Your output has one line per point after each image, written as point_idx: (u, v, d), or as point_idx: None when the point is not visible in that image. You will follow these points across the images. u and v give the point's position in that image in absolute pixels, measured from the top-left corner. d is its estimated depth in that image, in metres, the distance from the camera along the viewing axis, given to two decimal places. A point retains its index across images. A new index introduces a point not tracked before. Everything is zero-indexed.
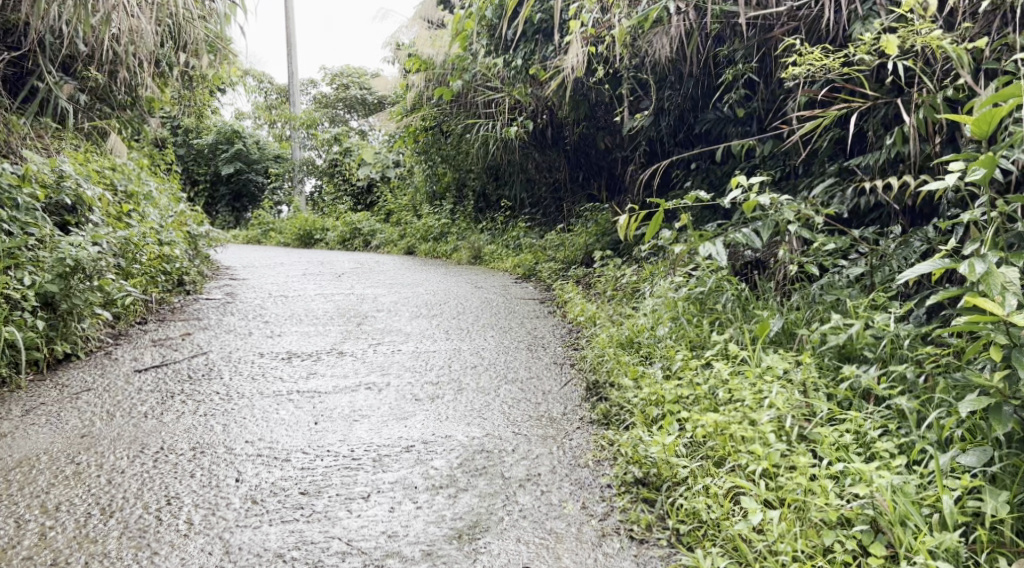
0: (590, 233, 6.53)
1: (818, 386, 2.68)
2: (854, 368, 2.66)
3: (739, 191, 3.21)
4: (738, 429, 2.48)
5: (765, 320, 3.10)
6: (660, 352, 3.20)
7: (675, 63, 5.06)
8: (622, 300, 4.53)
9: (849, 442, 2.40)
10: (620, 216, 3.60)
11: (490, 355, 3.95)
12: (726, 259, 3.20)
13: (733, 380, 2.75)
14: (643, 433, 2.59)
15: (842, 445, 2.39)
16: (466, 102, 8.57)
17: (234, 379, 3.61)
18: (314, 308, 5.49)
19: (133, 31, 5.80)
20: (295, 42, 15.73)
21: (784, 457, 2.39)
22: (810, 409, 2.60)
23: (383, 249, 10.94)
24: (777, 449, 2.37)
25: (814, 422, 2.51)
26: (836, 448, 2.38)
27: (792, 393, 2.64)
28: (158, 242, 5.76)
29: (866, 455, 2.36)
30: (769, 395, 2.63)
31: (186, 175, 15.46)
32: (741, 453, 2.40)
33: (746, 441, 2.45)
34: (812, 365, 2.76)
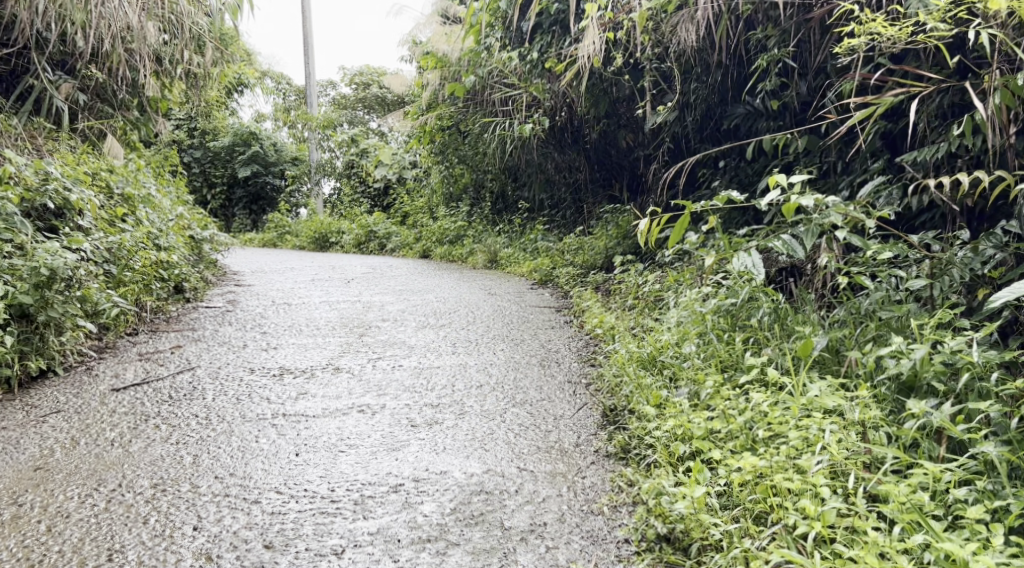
0: (611, 236, 6.18)
1: (879, 425, 2.31)
2: (924, 404, 2.29)
3: (778, 192, 2.78)
4: (782, 479, 2.12)
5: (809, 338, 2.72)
6: (687, 376, 2.83)
7: (702, 53, 4.71)
8: (645, 312, 4.17)
9: (927, 503, 2.01)
10: (640, 221, 3.18)
11: (499, 372, 3.61)
12: (764, 272, 2.79)
13: (775, 414, 2.38)
14: (668, 480, 2.24)
15: (917, 506, 2.01)
16: (482, 99, 8.30)
17: (217, 400, 3.29)
18: (316, 318, 5.17)
19: (131, 25, 5.56)
20: (312, 42, 15.54)
21: (841, 516, 2.03)
22: (873, 456, 2.22)
23: (399, 253, 10.61)
24: (832, 506, 2.01)
25: (874, 473, 2.15)
26: (907, 507, 2.01)
27: (848, 434, 2.27)
28: (155, 248, 5.48)
29: (948, 521, 1.98)
30: (819, 435, 2.27)
31: (203, 177, 15.24)
32: (788, 509, 2.05)
33: (793, 493, 2.09)
34: (870, 400, 2.39)
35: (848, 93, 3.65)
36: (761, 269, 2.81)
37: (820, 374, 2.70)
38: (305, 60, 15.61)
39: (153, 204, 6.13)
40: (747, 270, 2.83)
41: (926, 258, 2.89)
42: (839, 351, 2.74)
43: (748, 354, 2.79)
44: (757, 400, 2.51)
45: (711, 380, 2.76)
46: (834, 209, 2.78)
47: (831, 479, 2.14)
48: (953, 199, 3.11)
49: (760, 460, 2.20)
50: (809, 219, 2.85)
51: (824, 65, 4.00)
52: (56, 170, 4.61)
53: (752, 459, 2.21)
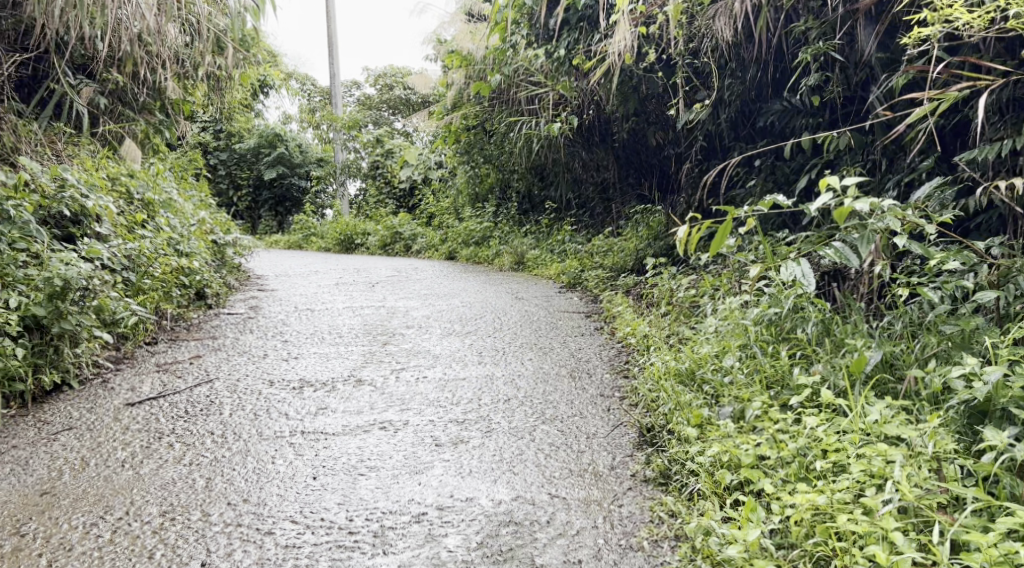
0: (642, 237, 5.99)
1: (953, 458, 2.13)
2: (1003, 435, 2.09)
3: (829, 196, 2.58)
4: (845, 521, 1.97)
5: (862, 352, 2.54)
6: (730, 393, 2.65)
7: (738, 48, 4.52)
8: (680, 321, 3.98)
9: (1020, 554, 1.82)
10: (678, 229, 2.99)
11: (527, 385, 3.43)
12: (814, 282, 2.60)
13: (831, 441, 2.23)
14: (714, 518, 2.09)
15: (1007, 556, 1.82)
16: (507, 97, 8.14)
17: (233, 416, 3.16)
18: (339, 324, 5.04)
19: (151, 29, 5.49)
20: (336, 43, 15.48)
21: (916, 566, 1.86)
22: (951, 495, 2.04)
23: (424, 254, 10.49)
24: (908, 555, 1.84)
25: (955, 517, 1.97)
26: (996, 559, 1.82)
27: (920, 470, 2.09)
28: (176, 254, 5.39)
29: None
30: (882, 469, 2.10)
31: (229, 180, 15.24)
32: (856, 558, 1.89)
33: (858, 537, 1.94)
34: (942, 429, 2.20)
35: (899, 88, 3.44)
36: (811, 279, 2.63)
37: (875, 392, 2.51)
38: (329, 61, 15.55)
39: (175, 209, 6.05)
40: (795, 279, 2.64)
41: (989, 266, 2.70)
42: (896, 368, 2.55)
43: (797, 370, 2.60)
44: (809, 423, 2.34)
45: (756, 398, 2.58)
46: (890, 213, 2.58)
47: (902, 521, 1.98)
48: (1015, 200, 2.91)
49: (818, 496, 2.05)
50: (862, 224, 2.65)
51: (869, 58, 3.80)
52: (74, 176, 4.53)
53: (809, 494, 2.06)
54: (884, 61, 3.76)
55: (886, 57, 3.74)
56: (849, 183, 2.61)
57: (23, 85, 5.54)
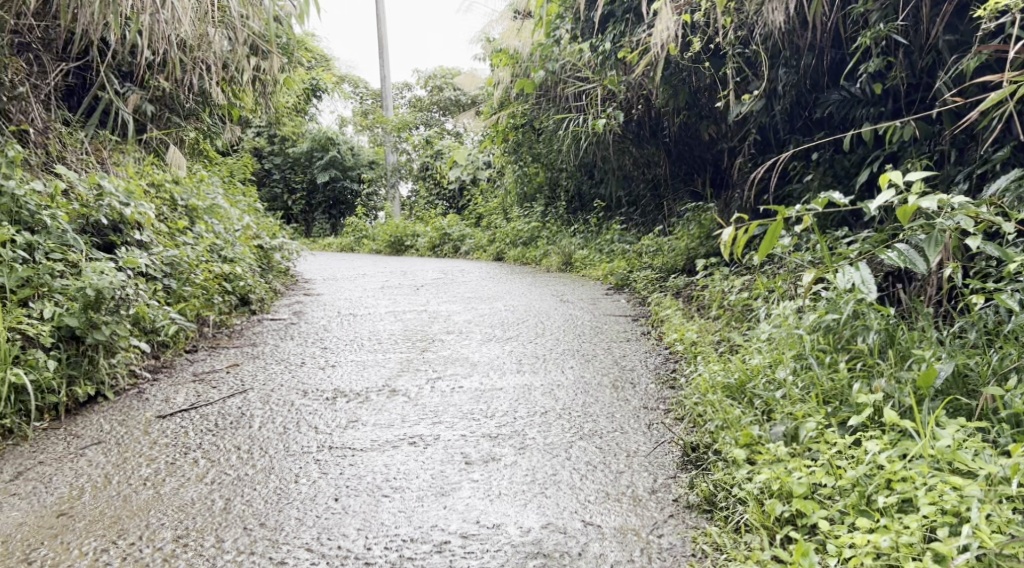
0: (693, 236, 5.76)
1: None
2: None
3: (891, 193, 2.34)
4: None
5: (932, 366, 2.31)
6: (783, 410, 2.44)
7: (793, 35, 4.26)
8: (732, 326, 3.76)
9: None
10: (723, 230, 2.78)
11: (567, 396, 3.26)
12: (876, 289, 2.36)
13: (896, 470, 2.02)
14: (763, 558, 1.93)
15: None
16: (555, 94, 7.97)
17: (263, 430, 3.07)
18: (379, 330, 4.93)
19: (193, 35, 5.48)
20: (386, 45, 15.48)
21: None
22: None
23: (473, 255, 10.37)
24: None
25: None
26: None
27: (999, 508, 1.88)
28: (219, 260, 5.37)
29: None
30: (957, 506, 1.89)
31: (283, 183, 15.40)
32: None
33: None
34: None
35: (970, 71, 3.18)
36: (872, 285, 2.39)
37: (946, 409, 2.28)
38: (380, 63, 15.57)
39: (219, 214, 6.05)
40: (854, 286, 2.41)
41: None
42: (970, 382, 2.32)
43: (858, 386, 2.38)
44: (872, 446, 2.13)
45: (812, 416, 2.36)
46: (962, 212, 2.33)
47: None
48: None
49: (881, 537, 1.86)
50: (930, 223, 2.41)
51: (936, 41, 3.53)
52: (113, 183, 4.52)
53: (870, 534, 1.88)
54: (953, 43, 3.49)
55: (955, 40, 3.47)
56: (912, 178, 2.36)
57: (71, 92, 5.58)
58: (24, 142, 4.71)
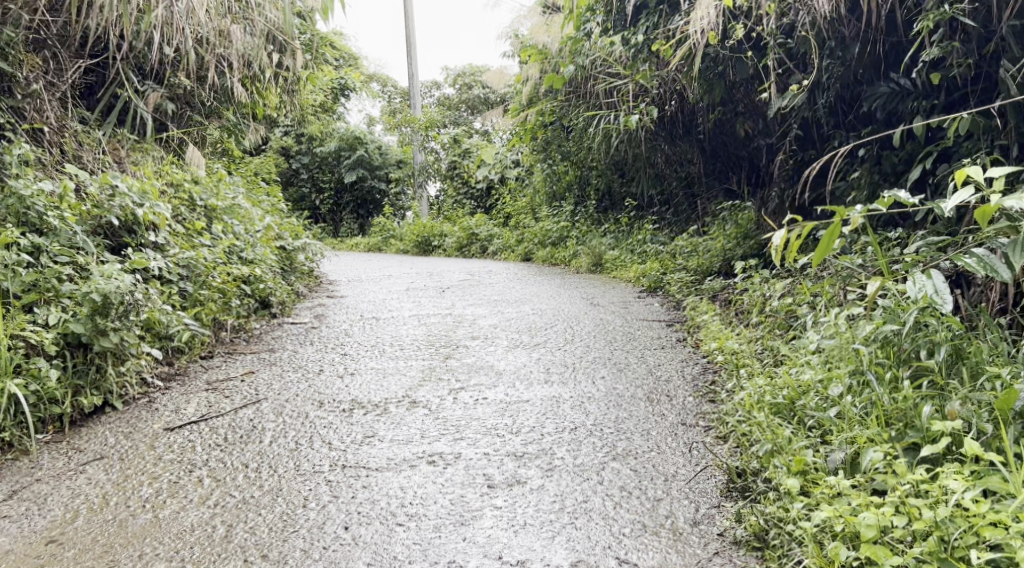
0: (730, 237, 5.50)
1: None
2: None
3: (967, 192, 2.09)
4: None
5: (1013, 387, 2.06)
6: (841, 434, 2.19)
7: (838, 23, 4.01)
8: (775, 334, 3.51)
9: None
10: (773, 233, 2.54)
11: (598, 411, 3.03)
12: (953, 299, 2.11)
13: (981, 511, 1.78)
14: None
15: None
16: (585, 90, 7.74)
17: (273, 445, 2.89)
18: (402, 335, 4.73)
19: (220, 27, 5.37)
20: (414, 43, 15.33)
21: None
22: None
23: (501, 256, 10.15)
24: None
25: None
26: None
27: None
28: (238, 262, 5.22)
29: None
30: None
31: (311, 183, 15.29)
32: None
33: None
34: None
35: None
36: (948, 294, 2.14)
37: None
38: (408, 62, 15.43)
39: (240, 215, 5.92)
40: (927, 295, 2.16)
41: None
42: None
43: (927, 408, 2.13)
44: (949, 481, 1.89)
45: (875, 442, 2.12)
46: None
47: None
48: None
49: None
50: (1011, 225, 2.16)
51: (1000, 27, 3.28)
52: (127, 183, 4.39)
53: None
54: (1018, 29, 3.25)
55: (1021, 25, 3.23)
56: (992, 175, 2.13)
57: (90, 91, 5.48)
58: (39, 141, 4.61)
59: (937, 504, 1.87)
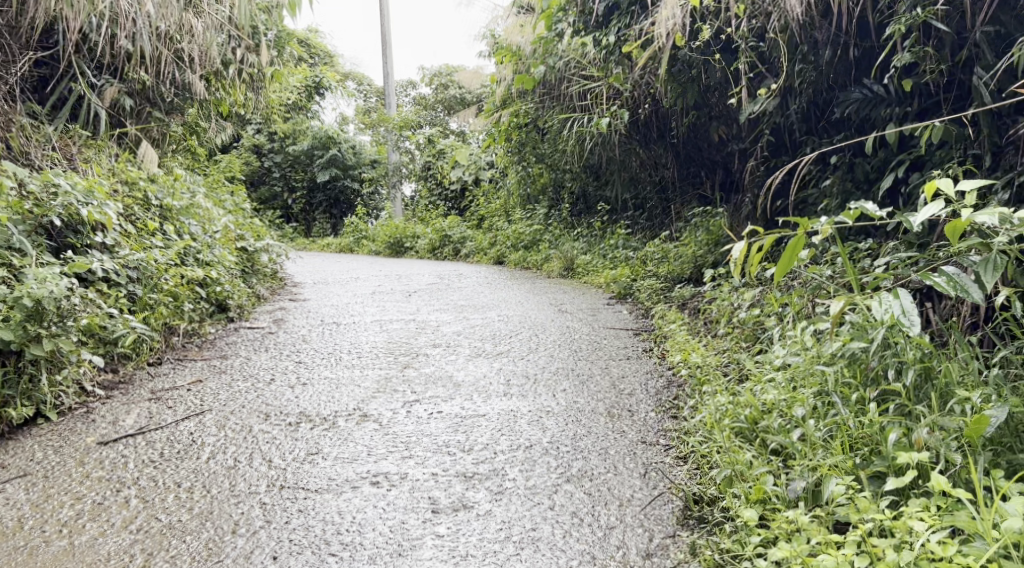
0: (701, 243, 5.41)
1: None
2: None
3: (938, 205, 1.99)
4: None
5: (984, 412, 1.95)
6: (803, 462, 2.10)
7: (810, 27, 3.93)
8: (742, 347, 3.41)
9: None
10: (734, 245, 2.42)
11: (556, 427, 2.89)
12: (922, 320, 2.00)
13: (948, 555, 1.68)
14: None
15: None
16: (558, 92, 7.61)
17: (211, 462, 2.73)
18: (361, 342, 4.57)
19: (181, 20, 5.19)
20: (390, 41, 15.14)
21: None
22: None
23: (473, 259, 9.99)
24: None
25: None
26: None
27: None
28: (192, 265, 5.04)
29: None
30: None
31: (283, 182, 15.02)
32: None
33: None
34: None
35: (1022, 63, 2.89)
36: (916, 315, 2.02)
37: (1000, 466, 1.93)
38: (383, 60, 15.22)
39: (198, 215, 5.73)
40: (894, 316, 2.04)
41: None
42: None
43: (894, 434, 2.03)
44: (913, 519, 1.80)
45: (838, 470, 2.01)
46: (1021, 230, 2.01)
47: None
48: None
49: None
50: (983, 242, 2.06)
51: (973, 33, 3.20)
52: (71, 181, 4.22)
53: None
54: (993, 36, 3.17)
55: (995, 32, 3.15)
56: (962, 188, 2.02)
57: (42, 85, 5.27)
58: None
59: (900, 544, 1.78)
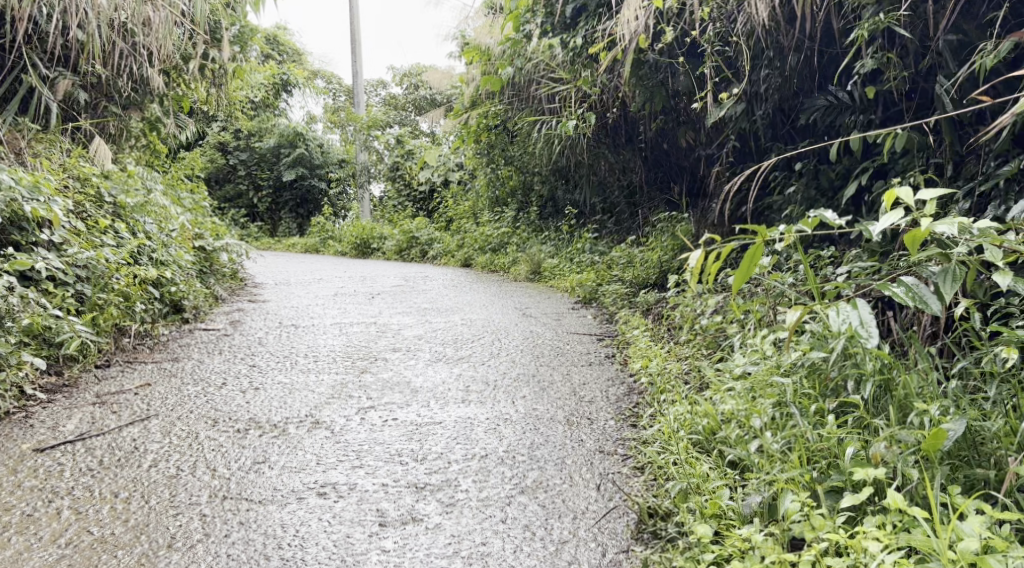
0: (667, 248, 5.39)
1: None
2: None
3: (897, 215, 1.94)
4: None
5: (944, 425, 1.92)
6: (760, 477, 2.05)
7: (776, 33, 3.92)
8: (704, 355, 3.37)
9: None
10: (691, 254, 2.36)
11: (513, 435, 2.81)
12: (880, 333, 1.96)
13: None
14: None
15: None
16: (527, 94, 7.56)
17: (152, 470, 2.63)
18: (319, 345, 4.46)
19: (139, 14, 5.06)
20: (360, 41, 15.00)
21: None
22: None
23: (441, 261, 9.90)
24: None
25: None
26: None
27: None
28: (146, 264, 4.89)
29: None
30: None
31: (249, 180, 14.78)
32: None
33: None
34: None
35: (984, 71, 2.88)
36: (874, 327, 1.98)
37: (959, 484, 1.90)
38: (353, 59, 15.07)
39: (153, 212, 5.58)
40: (851, 327, 2.00)
41: None
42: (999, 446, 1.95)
43: (852, 448, 1.99)
44: (868, 538, 1.77)
45: (795, 485, 1.98)
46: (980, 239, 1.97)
47: None
48: None
49: None
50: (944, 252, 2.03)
51: (935, 41, 3.19)
52: (15, 176, 4.08)
53: None
54: (955, 44, 3.15)
55: (957, 41, 3.13)
56: (921, 197, 1.98)
57: None
58: None
59: (854, 563, 1.74)
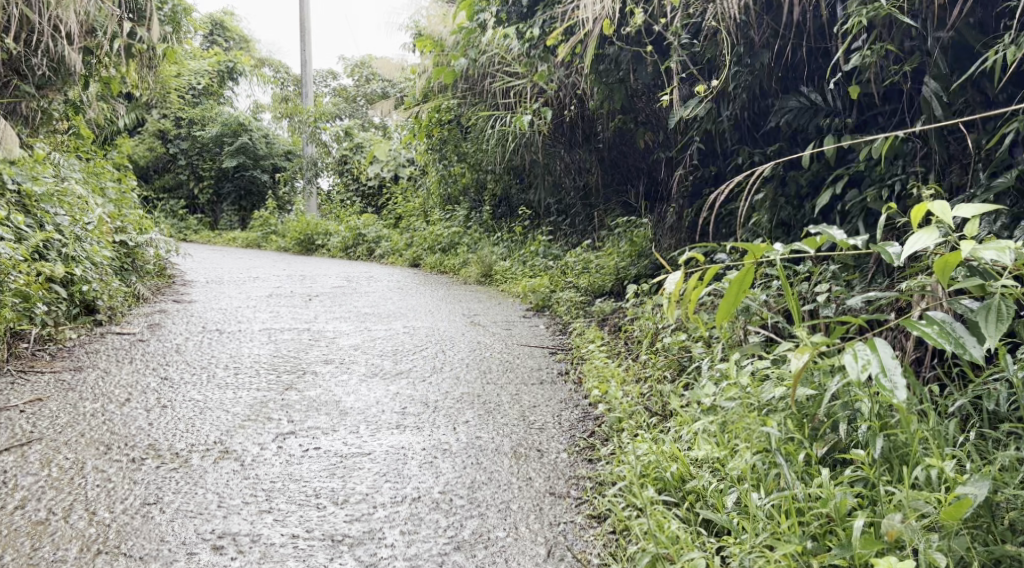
0: (625, 255, 5.09)
1: None
2: None
3: (936, 236, 1.73)
4: None
5: (963, 493, 1.66)
6: (743, 546, 1.78)
7: (749, 27, 3.63)
8: (666, 379, 3.06)
9: None
10: (670, 277, 2.13)
11: (452, 471, 2.44)
12: (907, 384, 1.68)
13: None
14: None
15: None
16: (480, 88, 7.19)
17: (17, 513, 2.19)
18: (244, 354, 4.02)
19: None
20: (309, 29, 14.46)
21: None
22: None
23: (388, 259, 9.47)
24: None
25: None
26: None
27: None
28: (53, 260, 4.41)
29: None
30: None
31: (189, 170, 14.09)
32: None
33: None
34: None
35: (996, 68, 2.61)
36: (898, 376, 1.71)
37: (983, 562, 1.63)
38: (302, 47, 14.52)
39: (67, 203, 5.07)
40: (873, 375, 1.72)
41: None
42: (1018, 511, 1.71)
43: (858, 520, 1.72)
44: None
45: (789, 561, 1.70)
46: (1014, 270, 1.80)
47: None
48: None
49: None
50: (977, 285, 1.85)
51: (924, 39, 2.93)
52: None
53: None
54: (951, 43, 2.87)
55: (953, 38, 2.85)
56: (961, 215, 1.82)
57: None
58: None
59: None
